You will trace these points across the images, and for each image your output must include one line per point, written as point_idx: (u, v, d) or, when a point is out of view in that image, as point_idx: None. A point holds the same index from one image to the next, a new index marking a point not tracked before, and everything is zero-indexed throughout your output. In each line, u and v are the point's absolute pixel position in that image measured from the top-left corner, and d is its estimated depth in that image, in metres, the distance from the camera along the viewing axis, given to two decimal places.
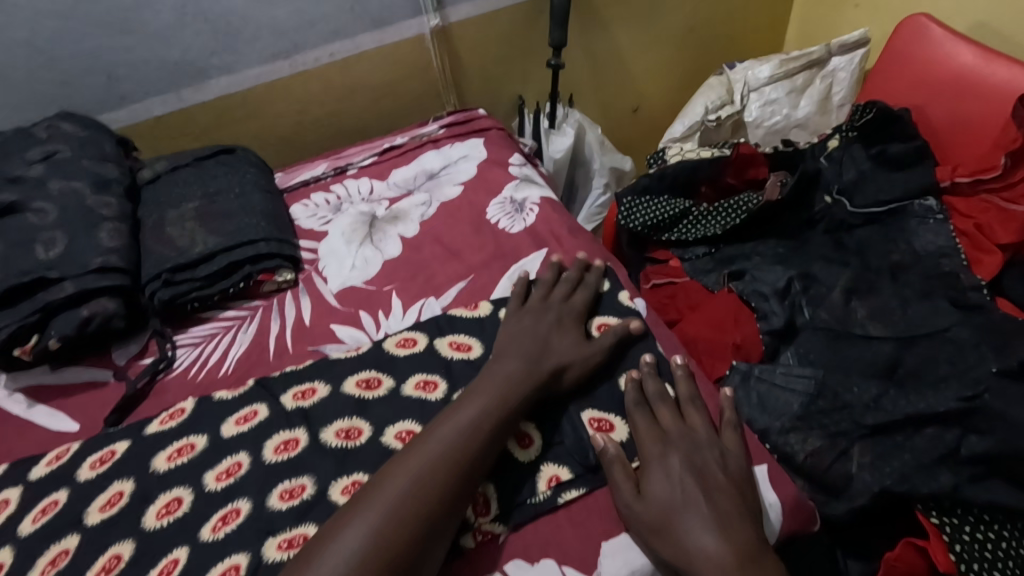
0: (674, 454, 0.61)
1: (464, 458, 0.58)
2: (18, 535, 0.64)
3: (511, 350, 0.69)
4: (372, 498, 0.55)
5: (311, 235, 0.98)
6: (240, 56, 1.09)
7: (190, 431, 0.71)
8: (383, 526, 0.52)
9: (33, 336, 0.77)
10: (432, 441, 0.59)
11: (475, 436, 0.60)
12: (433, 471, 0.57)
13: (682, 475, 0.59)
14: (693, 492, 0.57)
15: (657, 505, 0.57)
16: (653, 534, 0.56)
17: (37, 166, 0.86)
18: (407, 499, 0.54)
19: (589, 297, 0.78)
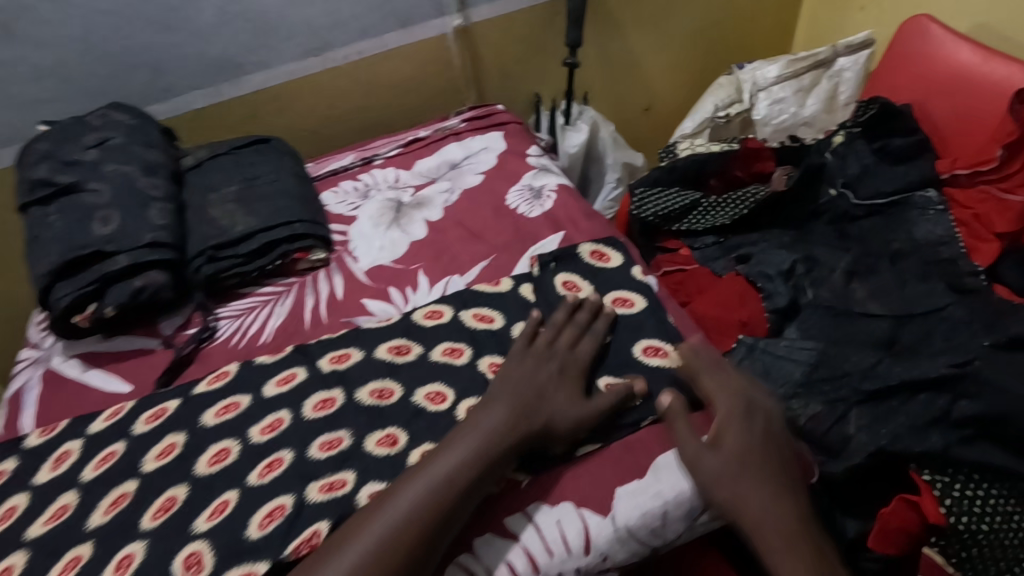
0: (758, 419, 0.66)
1: (456, 496, 0.59)
2: (81, 480, 0.71)
3: (510, 398, 0.66)
4: (370, 520, 0.58)
5: (340, 219, 1.04)
6: (276, 53, 1.16)
7: (235, 391, 0.77)
8: (380, 548, 0.56)
9: (90, 304, 0.84)
10: (427, 474, 0.60)
11: (467, 468, 0.60)
12: (427, 504, 0.58)
13: (761, 438, 0.65)
14: (768, 459, 0.64)
15: (732, 454, 0.63)
16: (723, 482, 0.62)
17: (92, 151, 0.93)
18: (422, 505, 0.58)
19: (596, 347, 0.74)
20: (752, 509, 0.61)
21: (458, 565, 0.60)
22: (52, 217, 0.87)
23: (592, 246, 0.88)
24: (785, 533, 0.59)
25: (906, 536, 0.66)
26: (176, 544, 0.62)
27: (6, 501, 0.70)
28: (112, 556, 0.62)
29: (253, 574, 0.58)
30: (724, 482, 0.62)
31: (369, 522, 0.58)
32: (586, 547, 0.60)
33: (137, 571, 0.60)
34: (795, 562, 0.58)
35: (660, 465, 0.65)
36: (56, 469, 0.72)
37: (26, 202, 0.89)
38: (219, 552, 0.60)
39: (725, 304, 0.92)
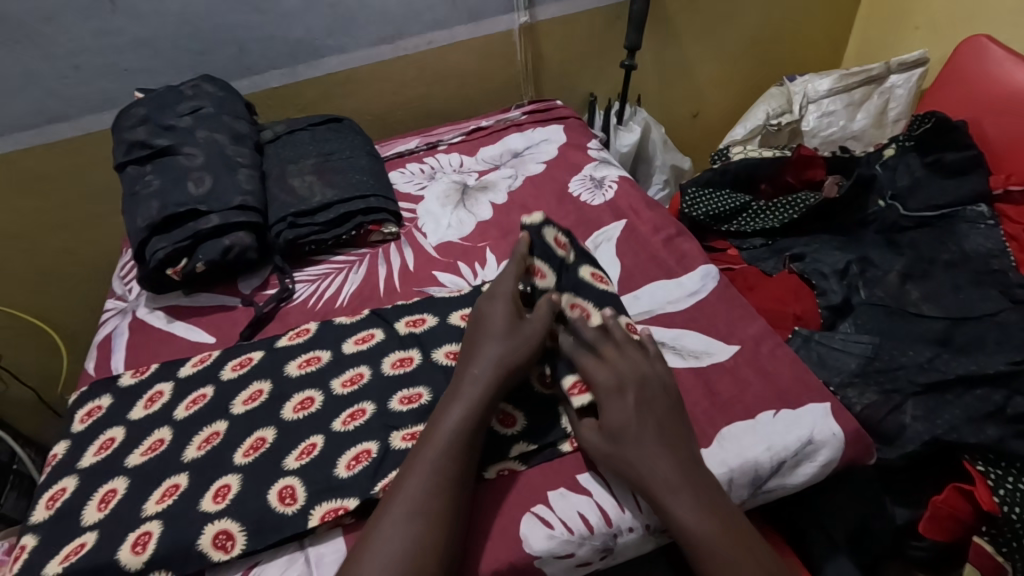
0: (629, 388, 0.66)
1: (476, 428, 0.64)
2: (174, 418, 0.75)
3: (472, 347, 0.71)
4: (413, 463, 0.61)
5: (408, 198, 1.09)
6: (352, 38, 1.22)
7: (315, 346, 0.81)
8: (433, 476, 0.60)
9: (183, 258, 0.90)
10: (445, 418, 0.64)
11: (475, 403, 0.65)
12: (455, 437, 0.62)
13: (637, 411, 0.64)
14: (647, 429, 0.63)
15: (608, 434, 0.64)
16: (607, 458, 0.63)
17: (186, 118, 0.98)
18: (437, 477, 0.60)
19: (518, 268, 0.77)
20: (641, 481, 0.61)
21: (534, 515, 0.63)
22: (149, 177, 0.93)
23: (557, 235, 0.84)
24: (688, 491, 0.59)
25: (957, 523, 0.72)
26: (269, 479, 0.66)
27: (103, 433, 0.75)
28: (209, 486, 0.67)
29: (344, 508, 0.63)
30: (607, 461, 0.63)
31: (417, 459, 0.62)
32: None
33: (235, 499, 0.65)
34: (701, 507, 0.59)
35: (726, 436, 0.67)
36: (150, 407, 0.77)
37: (123, 161, 0.95)
38: (311, 488, 0.65)
39: (780, 298, 0.99)
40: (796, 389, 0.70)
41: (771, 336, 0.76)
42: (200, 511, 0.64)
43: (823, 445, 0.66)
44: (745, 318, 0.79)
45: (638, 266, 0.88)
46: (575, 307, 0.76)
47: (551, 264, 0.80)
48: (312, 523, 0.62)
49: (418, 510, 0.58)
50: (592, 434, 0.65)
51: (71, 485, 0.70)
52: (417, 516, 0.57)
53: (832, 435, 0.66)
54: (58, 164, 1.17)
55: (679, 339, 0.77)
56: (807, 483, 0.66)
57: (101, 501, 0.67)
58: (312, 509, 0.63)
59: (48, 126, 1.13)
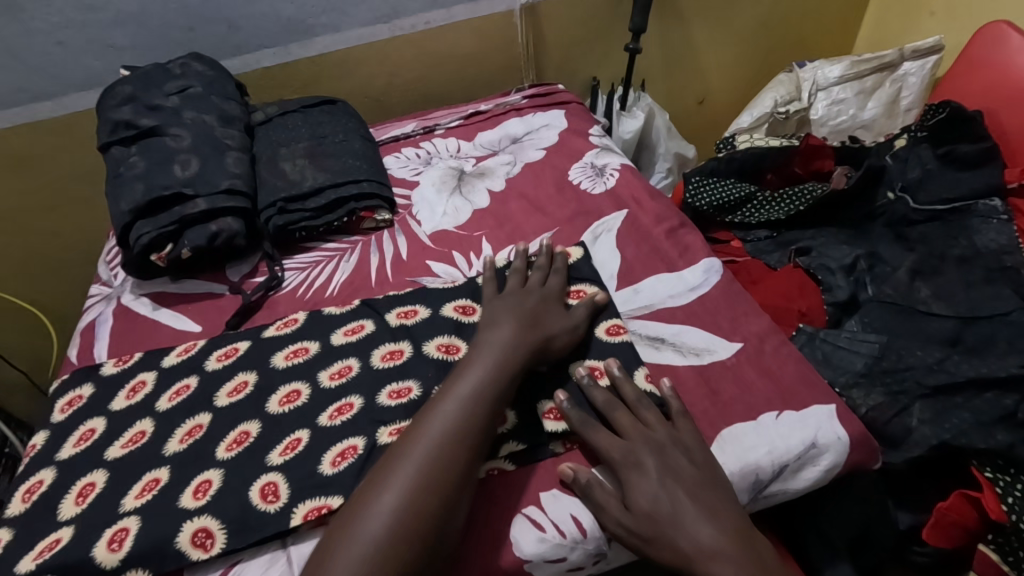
0: (646, 458, 0.60)
1: (499, 392, 0.63)
2: (156, 409, 0.73)
3: (505, 310, 0.72)
4: (443, 395, 0.63)
5: (403, 184, 1.05)
6: (347, 16, 1.18)
7: (303, 337, 0.79)
8: (449, 428, 0.60)
9: (168, 244, 0.87)
10: (469, 375, 0.64)
11: (501, 368, 0.65)
12: (476, 395, 0.62)
13: (662, 482, 0.58)
14: (680, 498, 0.57)
15: (644, 516, 0.57)
16: (648, 544, 0.57)
17: (173, 98, 0.95)
18: (464, 413, 0.61)
19: (562, 281, 0.78)
20: (689, 561, 0.55)
21: (526, 517, 0.61)
22: (134, 158, 0.89)
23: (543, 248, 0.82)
24: (733, 559, 0.55)
25: (961, 530, 0.70)
26: (251, 475, 0.64)
27: (83, 423, 0.73)
28: (190, 481, 0.64)
29: (328, 506, 0.61)
30: (645, 549, 0.57)
31: (434, 410, 0.62)
32: None
33: (216, 495, 0.63)
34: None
35: (727, 438, 0.64)
36: (132, 398, 0.75)
37: (107, 142, 0.92)
38: (293, 485, 0.63)
39: (784, 293, 0.96)
40: (799, 389, 0.68)
41: (775, 333, 0.74)
42: (180, 508, 0.62)
43: (827, 449, 0.64)
44: (748, 314, 0.76)
45: (638, 259, 0.85)
46: None
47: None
48: (294, 522, 0.60)
49: (442, 436, 0.59)
50: (621, 516, 0.58)
51: (49, 477, 0.68)
52: (425, 462, 0.57)
53: (837, 440, 0.64)
54: (44, 143, 1.14)
55: (680, 336, 0.75)
56: (809, 486, 0.64)
57: (79, 495, 0.65)
58: (295, 507, 0.61)
59: (33, 104, 1.10)
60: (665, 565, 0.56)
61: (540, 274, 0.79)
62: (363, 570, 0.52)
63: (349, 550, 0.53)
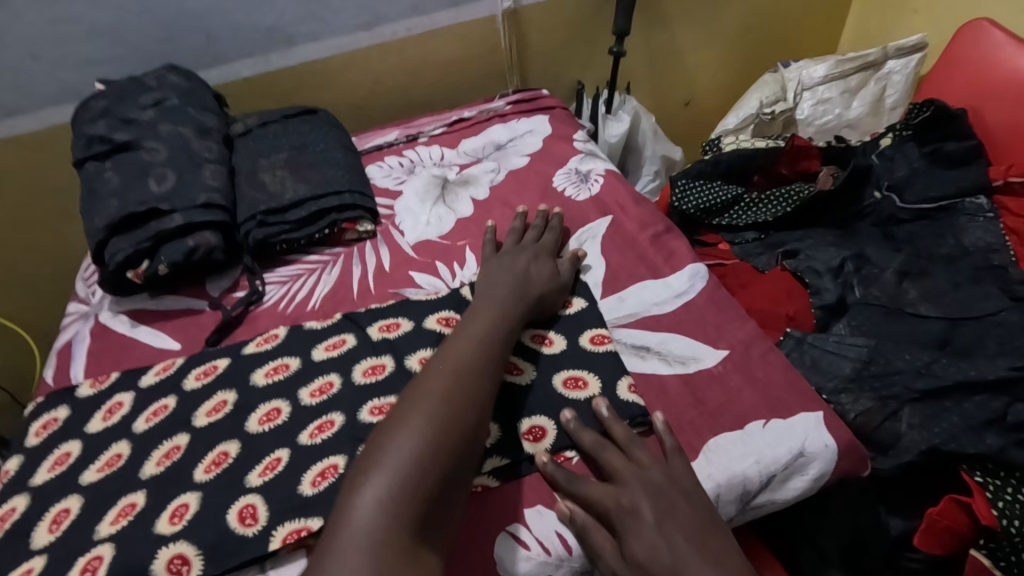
0: (643, 504, 0.56)
1: (505, 338, 0.68)
2: (133, 431, 0.71)
3: (500, 269, 0.77)
4: (456, 337, 0.66)
5: (386, 193, 1.04)
6: (327, 25, 1.17)
7: (284, 353, 0.77)
8: (468, 361, 0.63)
9: (144, 261, 0.85)
10: (477, 322, 0.68)
11: (505, 318, 0.70)
12: (488, 339, 0.66)
13: (661, 530, 0.54)
14: (681, 548, 0.53)
15: (637, 566, 0.53)
16: None
17: (148, 111, 0.93)
18: (479, 348, 0.65)
19: (556, 239, 0.84)
20: None
21: (511, 537, 0.59)
22: (109, 173, 0.88)
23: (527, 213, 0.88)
24: None
25: (954, 536, 0.67)
26: (230, 497, 0.63)
27: (59, 447, 0.71)
28: (166, 506, 0.63)
29: (308, 529, 0.59)
30: None
31: (451, 345, 0.65)
32: None
33: (192, 520, 0.61)
34: None
35: (713, 448, 0.63)
36: (109, 419, 0.73)
37: (82, 157, 0.91)
38: (273, 507, 0.61)
39: (772, 297, 0.95)
40: (786, 396, 0.67)
41: (762, 340, 0.73)
42: (156, 534, 0.60)
43: (814, 458, 0.63)
44: (735, 320, 0.76)
45: (623, 266, 0.84)
46: (535, 336, 0.74)
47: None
48: (273, 546, 0.59)
49: (464, 366, 0.62)
50: (617, 565, 0.55)
51: (22, 504, 0.66)
52: (450, 388, 0.60)
53: (825, 448, 0.63)
54: (18, 158, 1.12)
55: (665, 344, 0.74)
56: (798, 497, 0.63)
57: (53, 522, 0.63)
58: (274, 530, 0.60)
59: (8, 120, 1.08)
60: None
61: (533, 232, 0.85)
62: (408, 473, 0.53)
63: (389, 459, 0.54)
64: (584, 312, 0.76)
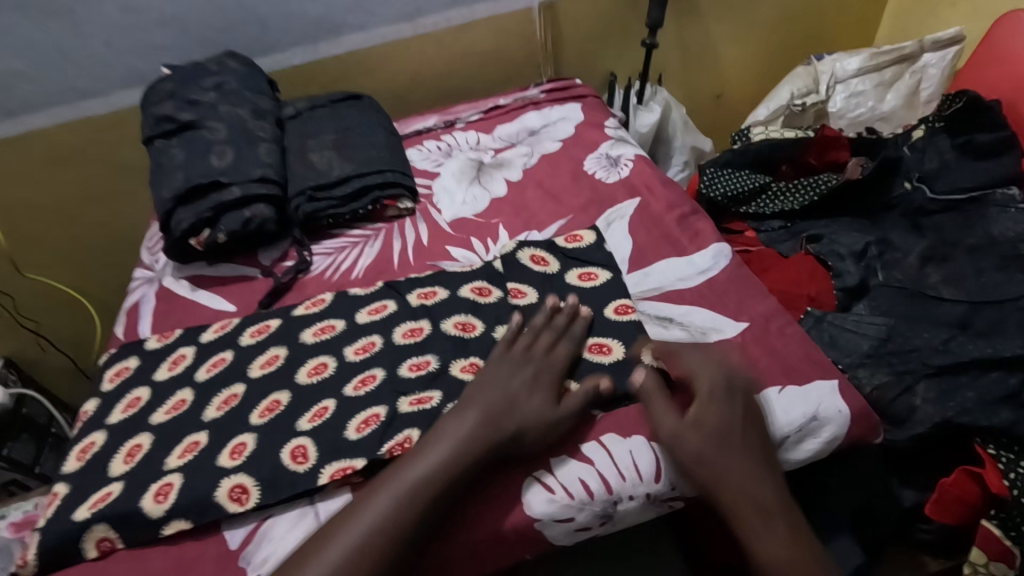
0: (734, 391, 0.66)
1: (445, 486, 0.60)
2: (195, 379, 0.79)
3: (479, 391, 0.67)
4: (379, 489, 0.60)
5: (425, 174, 1.10)
6: (373, 16, 1.23)
7: (330, 315, 0.84)
8: (376, 526, 0.58)
9: (205, 229, 0.93)
10: (418, 462, 0.61)
11: (450, 464, 0.61)
12: (414, 490, 0.60)
13: (740, 415, 0.64)
14: (747, 431, 0.64)
15: (706, 434, 0.63)
16: (701, 462, 0.62)
17: (210, 93, 1.01)
18: (396, 509, 0.59)
19: (573, 350, 0.72)
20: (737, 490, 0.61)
21: (536, 479, 0.64)
22: (174, 149, 0.96)
23: (558, 302, 0.76)
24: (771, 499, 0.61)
25: (964, 507, 0.72)
26: (283, 438, 0.69)
27: (130, 392, 0.79)
28: (226, 443, 0.70)
29: (352, 467, 0.65)
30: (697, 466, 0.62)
31: (370, 498, 0.60)
32: (656, 475, 0.65)
33: (250, 456, 0.68)
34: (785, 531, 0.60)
35: None
36: (174, 369, 0.81)
37: (151, 135, 0.99)
38: (321, 448, 0.68)
39: (794, 280, 0.98)
40: (802, 366, 0.70)
41: (781, 314, 0.76)
42: (218, 466, 0.67)
43: (827, 421, 0.66)
44: (755, 295, 0.79)
45: (650, 244, 0.88)
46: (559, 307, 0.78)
47: (525, 282, 0.83)
48: (321, 481, 0.65)
49: (369, 533, 0.58)
50: (684, 435, 0.63)
51: (100, 439, 0.74)
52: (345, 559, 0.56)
53: (837, 413, 0.66)
54: (87, 138, 1.21)
55: (688, 315, 0.77)
56: (810, 458, 0.66)
57: (127, 455, 0.71)
58: (322, 467, 0.66)
59: (82, 102, 1.18)
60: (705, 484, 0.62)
61: (549, 335, 0.73)
62: None
63: None
64: (609, 285, 0.81)
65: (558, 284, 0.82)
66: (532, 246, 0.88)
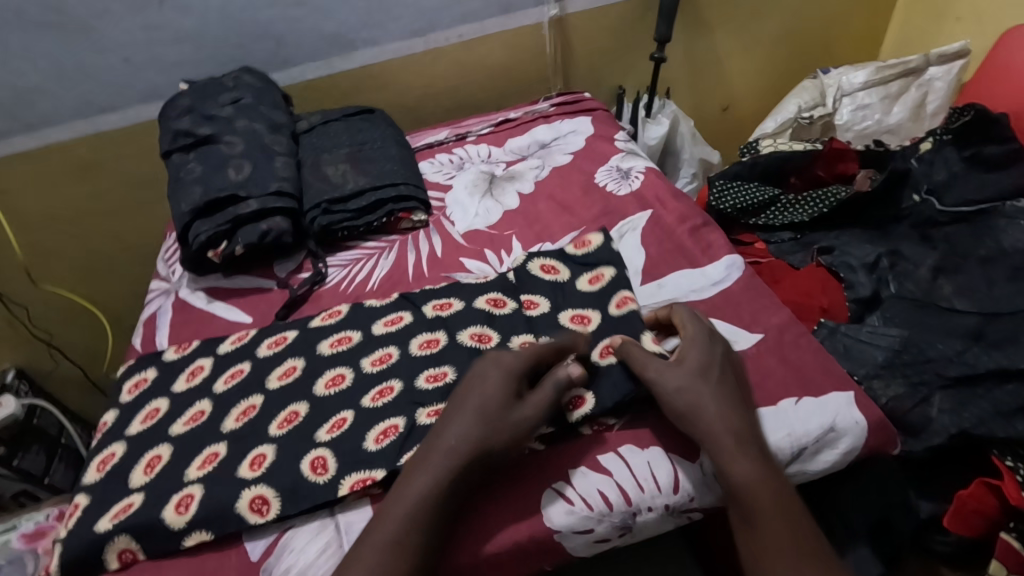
0: (713, 341, 0.69)
1: (429, 523, 0.58)
2: (214, 391, 0.79)
3: (453, 411, 0.64)
4: (372, 532, 0.58)
5: (437, 187, 1.11)
6: (386, 32, 1.25)
7: (347, 327, 0.84)
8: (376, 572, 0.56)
9: (222, 242, 0.94)
10: (400, 499, 0.60)
11: (416, 523, 0.58)
12: (388, 561, 0.56)
13: (720, 359, 0.67)
14: (724, 371, 0.67)
15: (691, 369, 0.66)
16: (685, 392, 0.64)
17: (228, 108, 1.03)
18: (393, 551, 0.57)
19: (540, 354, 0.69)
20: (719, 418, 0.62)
21: (556, 490, 0.65)
22: (193, 163, 0.97)
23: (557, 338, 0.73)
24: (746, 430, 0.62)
25: (983, 519, 0.72)
26: (302, 450, 0.70)
27: (149, 403, 0.80)
28: (246, 455, 0.70)
29: (372, 478, 0.66)
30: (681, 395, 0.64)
31: (368, 540, 0.58)
32: (675, 487, 0.65)
33: (270, 467, 0.68)
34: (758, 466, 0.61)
35: None
36: (192, 381, 0.82)
37: (169, 149, 1.00)
38: (341, 459, 0.68)
39: (806, 291, 0.98)
40: (819, 377, 0.71)
41: (795, 325, 0.77)
42: (238, 477, 0.68)
43: (845, 433, 0.66)
44: (769, 307, 0.79)
45: (662, 256, 0.88)
46: (575, 318, 0.79)
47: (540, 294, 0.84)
48: (341, 492, 0.65)
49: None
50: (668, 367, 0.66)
51: (120, 450, 0.75)
52: None
53: (854, 424, 0.66)
54: (105, 152, 1.23)
55: None
56: (829, 469, 0.66)
57: (147, 466, 0.71)
58: (342, 478, 0.66)
59: (100, 117, 1.20)
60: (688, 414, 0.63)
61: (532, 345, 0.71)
62: None
63: None
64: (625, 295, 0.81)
65: (571, 292, 0.83)
66: (545, 256, 0.89)
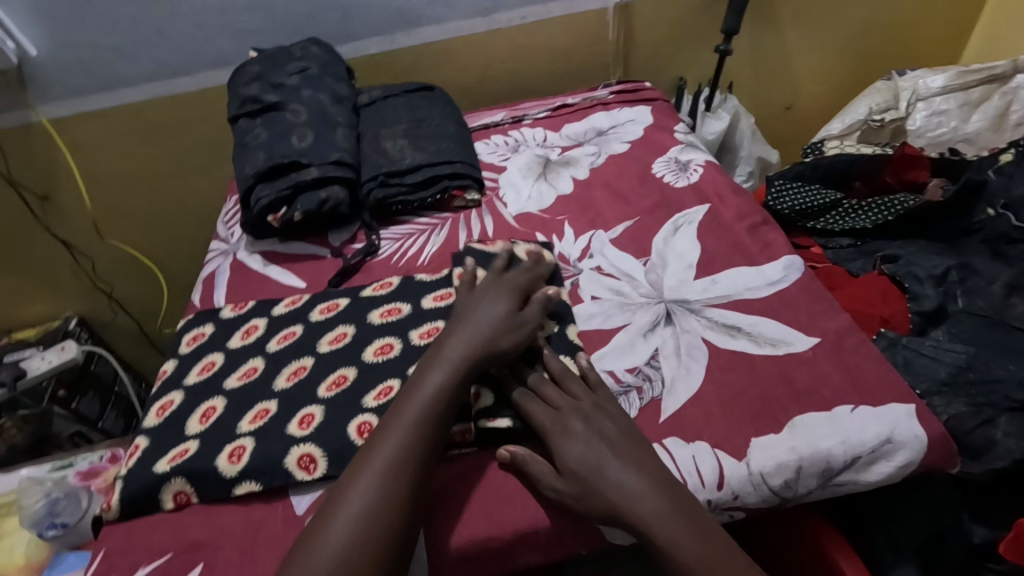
0: (573, 422, 0.66)
1: (440, 411, 0.65)
2: (266, 349, 0.82)
3: (466, 318, 0.74)
4: (388, 430, 0.63)
5: (491, 167, 1.11)
6: (450, 10, 1.25)
7: (397, 298, 0.86)
8: (391, 464, 0.61)
9: (282, 207, 0.96)
10: (417, 395, 0.66)
11: (429, 414, 0.64)
12: (401, 454, 0.61)
13: (588, 440, 0.64)
14: (603, 453, 0.63)
15: (574, 476, 0.62)
16: (579, 499, 0.61)
17: (294, 77, 1.05)
18: (407, 444, 0.62)
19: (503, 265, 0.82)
20: (615, 507, 0.60)
21: None
22: (258, 129, 1.00)
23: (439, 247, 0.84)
24: (655, 498, 0.60)
25: None
26: (349, 414, 0.71)
27: (205, 356, 0.83)
28: (296, 413, 0.73)
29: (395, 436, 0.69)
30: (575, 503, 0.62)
31: (381, 440, 0.63)
32: (719, 483, 0.64)
33: (319, 427, 0.70)
34: (683, 525, 0.58)
35: (797, 425, 0.66)
36: (246, 339, 0.84)
37: (236, 114, 1.03)
38: None
39: (867, 300, 0.96)
40: (878, 386, 0.68)
41: (856, 331, 0.74)
42: (288, 434, 0.70)
43: (902, 445, 0.64)
44: (828, 312, 0.77)
45: (718, 252, 0.86)
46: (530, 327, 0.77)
47: None
48: None
49: (389, 468, 0.60)
50: (555, 481, 0.63)
51: (178, 398, 0.78)
52: (376, 503, 0.58)
53: (913, 437, 0.64)
54: (176, 115, 1.28)
55: (757, 327, 0.76)
56: (884, 481, 0.64)
57: (203, 415, 0.75)
58: None
59: (171, 80, 1.24)
60: (598, 513, 0.61)
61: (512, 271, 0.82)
62: None
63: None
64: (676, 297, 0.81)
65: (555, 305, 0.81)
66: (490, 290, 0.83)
